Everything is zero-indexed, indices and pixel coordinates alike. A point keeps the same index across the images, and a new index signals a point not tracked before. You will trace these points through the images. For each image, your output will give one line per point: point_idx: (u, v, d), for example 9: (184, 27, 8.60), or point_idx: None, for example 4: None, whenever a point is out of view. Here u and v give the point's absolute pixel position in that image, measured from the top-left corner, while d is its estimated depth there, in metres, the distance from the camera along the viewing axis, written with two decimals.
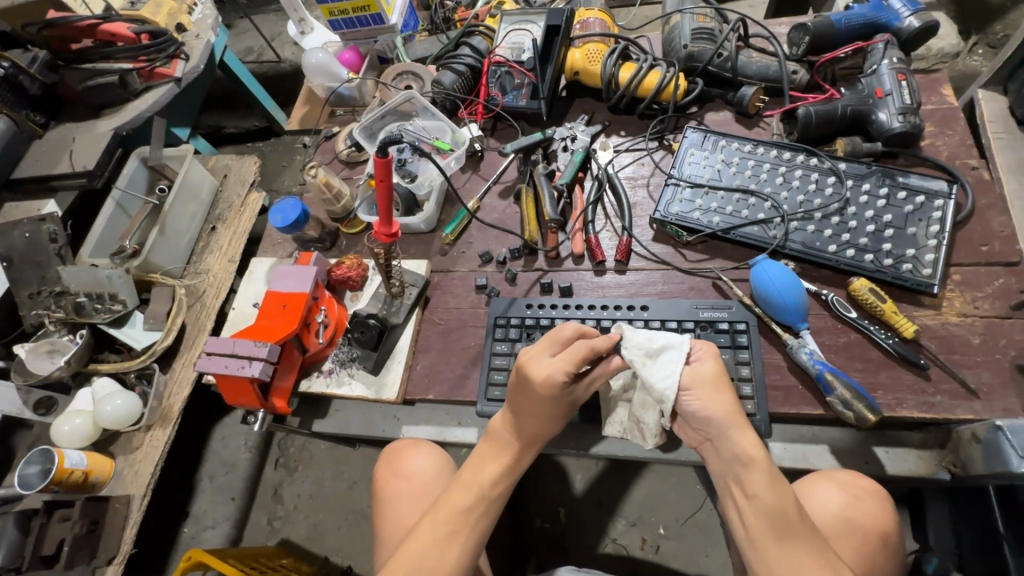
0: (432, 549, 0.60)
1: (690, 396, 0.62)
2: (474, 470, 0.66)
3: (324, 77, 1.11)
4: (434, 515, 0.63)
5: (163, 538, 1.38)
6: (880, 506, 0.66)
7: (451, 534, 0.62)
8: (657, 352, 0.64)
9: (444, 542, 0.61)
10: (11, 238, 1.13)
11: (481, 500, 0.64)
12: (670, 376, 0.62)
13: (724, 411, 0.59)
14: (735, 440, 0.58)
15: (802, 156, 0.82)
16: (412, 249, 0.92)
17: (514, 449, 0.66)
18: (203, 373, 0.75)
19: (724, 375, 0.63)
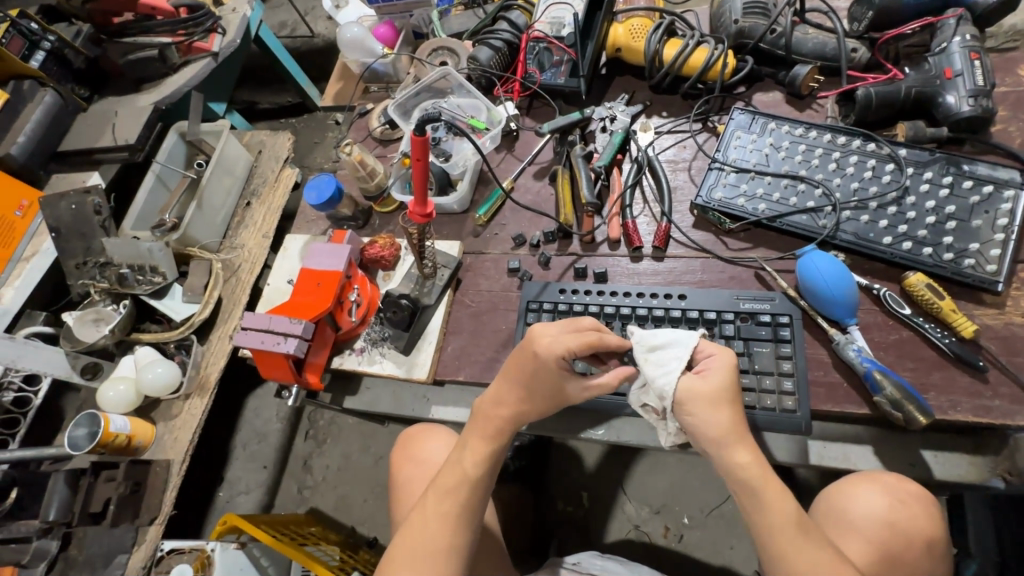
0: (427, 530, 0.64)
1: (687, 406, 0.59)
2: (461, 451, 0.69)
3: (359, 52, 1.08)
4: (432, 498, 0.66)
5: (199, 500, 1.44)
6: (927, 510, 0.63)
7: (443, 514, 0.65)
8: (661, 347, 0.62)
9: (436, 520, 0.64)
10: (58, 209, 1.15)
11: (469, 481, 0.66)
12: (670, 372, 0.60)
13: (715, 428, 0.58)
14: (727, 455, 0.57)
15: (857, 141, 0.77)
16: (445, 230, 0.91)
17: (499, 431, 0.68)
18: (240, 347, 0.76)
19: (729, 390, 0.58)
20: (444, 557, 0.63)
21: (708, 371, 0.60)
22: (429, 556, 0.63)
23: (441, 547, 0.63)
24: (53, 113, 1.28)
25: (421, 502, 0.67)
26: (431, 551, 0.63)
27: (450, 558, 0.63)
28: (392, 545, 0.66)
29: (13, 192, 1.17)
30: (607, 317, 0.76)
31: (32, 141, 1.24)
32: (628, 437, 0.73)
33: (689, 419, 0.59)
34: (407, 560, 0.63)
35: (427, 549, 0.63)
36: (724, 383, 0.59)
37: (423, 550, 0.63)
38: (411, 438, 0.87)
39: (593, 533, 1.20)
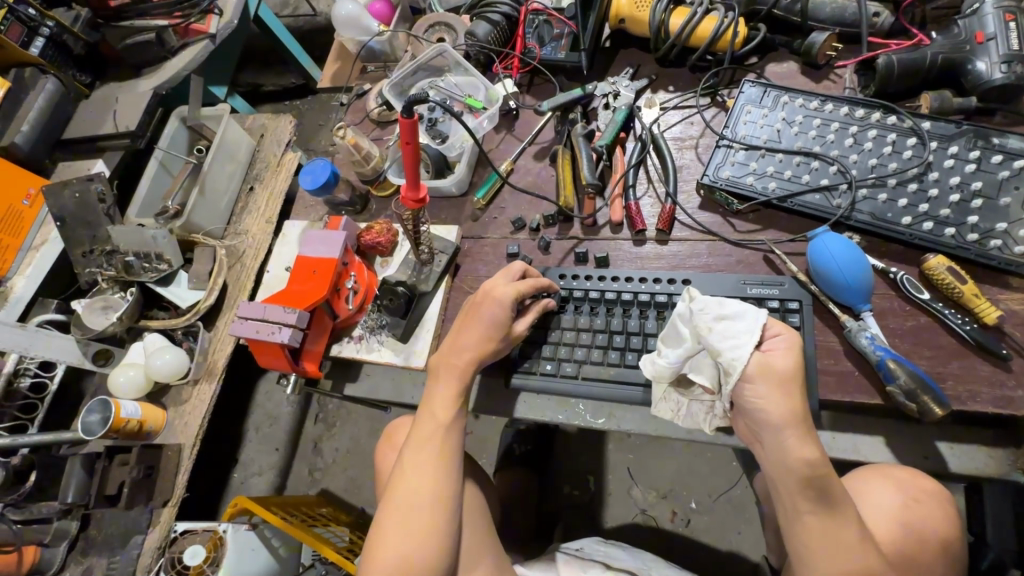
0: (410, 487, 0.65)
1: (755, 385, 0.53)
2: (429, 402, 0.69)
3: (354, 30, 1.04)
4: (410, 454, 0.67)
5: (214, 481, 1.48)
6: (941, 510, 0.61)
7: (421, 467, 0.66)
8: (727, 319, 0.55)
9: (417, 472, 0.66)
10: (62, 198, 1.16)
11: (441, 428, 0.67)
12: (741, 347, 0.53)
13: (784, 411, 0.52)
14: (791, 447, 0.52)
15: (877, 114, 0.72)
16: (443, 214, 0.89)
17: (460, 375, 0.68)
18: (238, 336, 0.76)
19: (801, 372, 0.54)
20: (435, 508, 0.64)
21: (777, 350, 0.54)
22: (420, 511, 0.64)
23: (429, 499, 0.64)
24: (55, 100, 1.28)
25: (399, 460, 0.68)
26: (419, 505, 0.64)
27: (443, 509, 0.64)
28: (383, 504, 0.67)
29: (19, 181, 1.18)
30: (608, 303, 0.73)
31: (36, 129, 1.24)
32: (630, 426, 0.72)
33: (751, 400, 0.54)
34: (402, 517, 0.64)
35: (415, 503, 0.64)
36: (792, 365, 0.53)
37: (415, 504, 0.64)
38: (392, 436, 0.86)
39: (598, 517, 1.20)
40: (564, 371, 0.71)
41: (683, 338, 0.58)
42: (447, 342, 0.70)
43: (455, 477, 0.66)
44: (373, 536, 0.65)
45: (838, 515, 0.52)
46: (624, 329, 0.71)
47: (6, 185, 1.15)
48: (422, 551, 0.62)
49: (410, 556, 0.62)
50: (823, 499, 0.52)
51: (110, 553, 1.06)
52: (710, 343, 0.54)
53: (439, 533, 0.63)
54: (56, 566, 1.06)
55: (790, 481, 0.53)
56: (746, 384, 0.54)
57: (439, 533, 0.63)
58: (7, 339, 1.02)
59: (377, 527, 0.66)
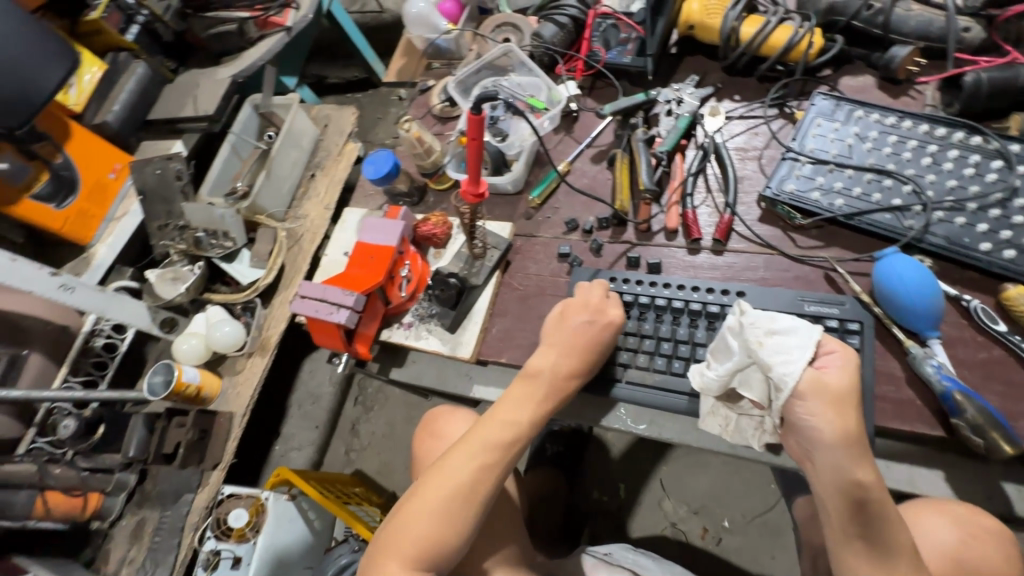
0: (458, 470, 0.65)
1: (806, 402, 0.52)
2: (512, 406, 0.69)
3: (424, 28, 1.10)
4: (467, 443, 0.67)
5: (257, 452, 1.55)
6: (1003, 553, 0.59)
7: (477, 454, 0.66)
8: (779, 333, 0.54)
9: (473, 463, 0.65)
10: (144, 174, 1.25)
11: (514, 431, 0.67)
12: (792, 362, 0.52)
13: (836, 431, 0.51)
14: (845, 467, 0.51)
15: (960, 133, 0.68)
16: (497, 210, 0.91)
17: (549, 390, 0.68)
18: (297, 314, 0.79)
19: (856, 392, 0.52)
20: (475, 500, 0.64)
21: (831, 368, 0.52)
22: (459, 497, 0.64)
23: (475, 491, 0.64)
24: (144, 84, 1.37)
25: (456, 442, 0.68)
26: (461, 492, 0.64)
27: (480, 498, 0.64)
28: (424, 475, 0.66)
29: (107, 156, 1.29)
30: (657, 309, 0.73)
31: (125, 109, 1.33)
32: (670, 435, 0.71)
33: (803, 418, 0.52)
34: (439, 497, 0.64)
35: (459, 490, 0.64)
36: (848, 383, 0.52)
37: (455, 489, 0.64)
38: (434, 420, 0.88)
39: (627, 525, 1.19)
40: (607, 372, 0.72)
41: (732, 351, 0.58)
42: (544, 351, 0.70)
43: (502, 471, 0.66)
44: (403, 505, 0.66)
45: (893, 546, 0.51)
46: (672, 337, 0.71)
47: (95, 160, 1.26)
48: (443, 528, 0.63)
49: (431, 529, 0.63)
50: (878, 525, 0.51)
51: (162, 507, 1.14)
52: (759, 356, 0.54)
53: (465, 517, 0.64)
54: (114, 514, 1.14)
55: (843, 505, 0.52)
56: (797, 401, 0.52)
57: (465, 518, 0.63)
58: (88, 299, 1.10)
59: (409, 496, 0.66)
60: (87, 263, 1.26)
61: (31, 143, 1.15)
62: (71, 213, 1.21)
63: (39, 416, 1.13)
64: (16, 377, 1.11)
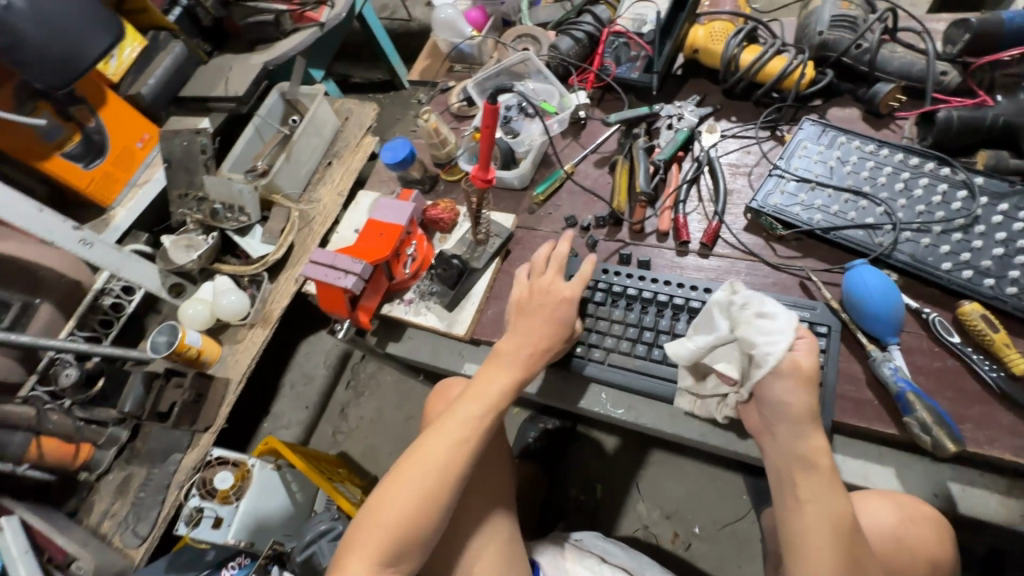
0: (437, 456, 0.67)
1: (782, 379, 0.57)
2: (484, 382, 0.70)
3: (449, 32, 1.17)
4: (439, 428, 0.68)
5: (246, 426, 1.58)
6: (938, 534, 0.62)
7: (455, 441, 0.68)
8: (766, 315, 0.58)
9: (445, 441, 0.67)
10: (173, 144, 1.31)
11: (485, 407, 0.69)
12: (776, 341, 0.57)
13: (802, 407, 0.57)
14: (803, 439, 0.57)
15: (931, 164, 0.75)
16: (503, 203, 0.97)
17: (518, 364, 0.70)
18: (307, 278, 0.84)
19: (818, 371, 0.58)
20: (450, 477, 0.65)
21: (802, 349, 0.58)
22: (433, 475, 0.65)
23: (448, 468, 0.65)
24: (178, 62, 1.44)
25: (429, 429, 0.69)
26: (435, 471, 0.65)
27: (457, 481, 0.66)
28: (403, 456, 0.68)
29: (136, 125, 1.35)
30: (642, 301, 0.78)
31: (160, 83, 1.40)
32: (646, 421, 0.75)
33: (775, 392, 0.57)
34: (414, 475, 0.65)
35: (432, 468, 0.65)
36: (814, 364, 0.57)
37: (429, 469, 0.65)
38: (447, 386, 0.91)
39: (600, 524, 1.22)
40: (592, 356, 0.77)
41: (718, 327, 0.62)
42: (515, 331, 0.73)
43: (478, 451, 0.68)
44: (381, 487, 0.67)
45: (840, 510, 0.54)
46: (654, 327, 0.76)
47: (125, 128, 1.32)
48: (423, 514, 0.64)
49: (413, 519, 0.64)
50: (828, 492, 0.55)
51: (150, 464, 1.17)
52: (746, 338, 0.59)
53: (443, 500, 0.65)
54: (103, 467, 1.17)
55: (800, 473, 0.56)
56: (775, 377, 0.57)
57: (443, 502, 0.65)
58: (104, 257, 1.16)
59: (388, 476, 0.67)
60: (106, 224, 1.30)
61: (69, 105, 1.21)
62: (96, 174, 1.27)
63: (42, 364, 1.17)
64: (26, 322, 1.15)
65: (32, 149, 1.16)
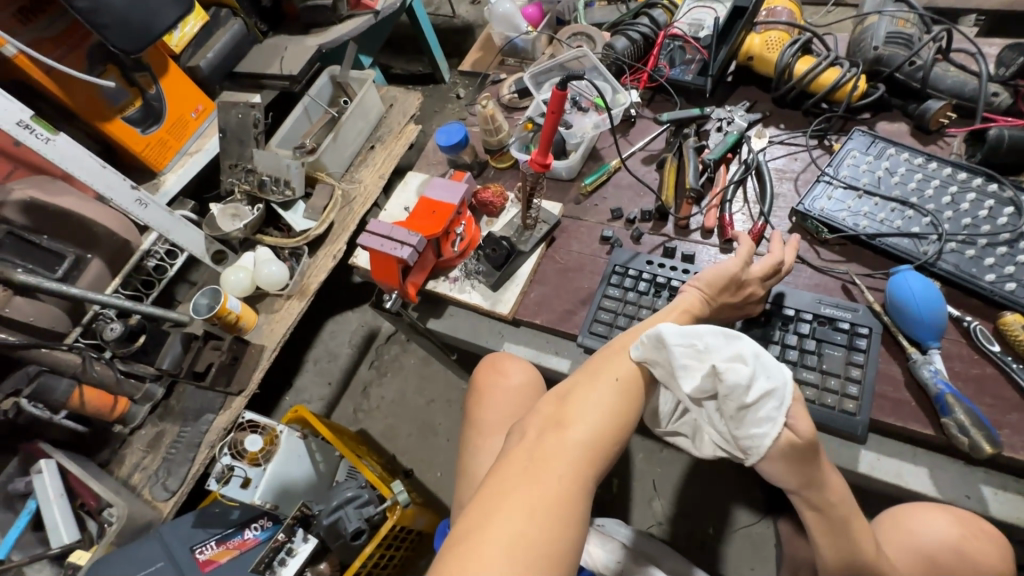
0: (543, 475, 0.53)
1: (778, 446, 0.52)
2: (640, 344, 0.63)
3: (505, 26, 1.20)
4: (595, 385, 0.60)
5: (269, 397, 1.61)
6: (993, 545, 0.66)
7: (568, 460, 0.54)
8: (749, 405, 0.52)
9: (601, 399, 0.58)
10: (228, 116, 1.36)
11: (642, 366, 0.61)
12: (761, 433, 0.52)
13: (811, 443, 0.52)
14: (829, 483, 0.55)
15: (979, 180, 0.77)
16: (550, 192, 1.00)
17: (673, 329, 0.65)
18: (361, 247, 0.87)
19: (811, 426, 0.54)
20: (606, 440, 0.57)
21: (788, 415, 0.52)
22: (590, 438, 0.56)
23: (604, 429, 0.57)
24: (236, 39, 1.49)
25: (581, 387, 0.60)
26: (593, 432, 0.56)
27: (574, 510, 0.52)
28: (551, 415, 0.59)
29: (192, 97, 1.39)
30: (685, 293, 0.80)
31: (217, 57, 1.45)
32: None
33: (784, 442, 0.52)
34: (569, 436, 0.56)
35: (588, 429, 0.56)
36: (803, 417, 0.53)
37: (588, 430, 0.56)
38: (495, 361, 0.92)
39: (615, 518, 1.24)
40: None
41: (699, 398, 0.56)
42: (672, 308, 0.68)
43: (590, 478, 0.55)
44: (525, 449, 0.56)
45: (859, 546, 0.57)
46: None
47: (182, 98, 1.37)
48: (549, 560, 0.48)
49: (523, 564, 0.47)
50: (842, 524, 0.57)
51: (183, 422, 1.21)
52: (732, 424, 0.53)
53: (562, 533, 0.50)
54: (136, 421, 1.21)
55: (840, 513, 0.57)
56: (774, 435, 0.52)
57: (567, 534, 0.50)
58: (155, 218, 1.21)
59: (535, 437, 0.57)
60: (156, 188, 1.35)
61: (134, 71, 1.26)
62: (152, 140, 1.32)
63: (87, 318, 1.22)
64: (76, 276, 1.19)
65: (97, 109, 1.21)
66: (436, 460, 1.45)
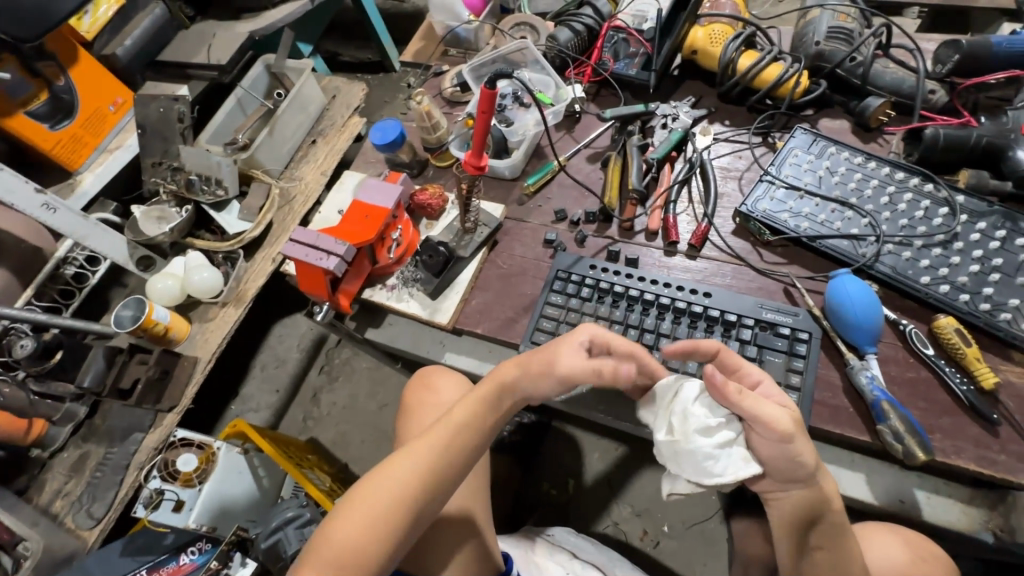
0: (389, 494, 0.60)
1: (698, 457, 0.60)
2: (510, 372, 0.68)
3: (445, 14, 1.13)
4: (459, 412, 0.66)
5: (211, 408, 1.53)
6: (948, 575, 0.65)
7: (416, 482, 0.61)
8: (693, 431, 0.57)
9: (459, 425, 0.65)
10: (149, 110, 1.26)
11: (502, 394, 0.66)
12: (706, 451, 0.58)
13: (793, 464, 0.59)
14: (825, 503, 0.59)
15: (915, 179, 0.76)
16: (493, 191, 0.95)
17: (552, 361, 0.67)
18: (287, 258, 0.81)
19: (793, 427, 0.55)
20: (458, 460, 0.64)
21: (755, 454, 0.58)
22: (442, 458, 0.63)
23: (455, 450, 0.64)
24: (158, 25, 1.37)
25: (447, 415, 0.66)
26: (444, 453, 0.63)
27: (408, 521, 0.60)
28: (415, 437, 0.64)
29: (109, 88, 1.28)
30: (629, 299, 0.78)
31: (136, 45, 1.33)
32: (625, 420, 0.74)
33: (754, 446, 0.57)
34: (422, 460, 0.62)
35: (443, 451, 0.63)
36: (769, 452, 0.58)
37: (441, 452, 0.63)
38: (426, 375, 0.89)
39: (569, 519, 1.21)
40: None
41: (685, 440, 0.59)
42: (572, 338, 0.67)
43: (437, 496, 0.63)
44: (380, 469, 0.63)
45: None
46: (639, 325, 0.76)
47: (97, 89, 1.25)
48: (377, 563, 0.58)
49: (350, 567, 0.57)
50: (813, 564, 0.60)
51: (108, 443, 1.12)
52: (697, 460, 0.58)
53: (394, 535, 0.59)
54: (57, 444, 1.12)
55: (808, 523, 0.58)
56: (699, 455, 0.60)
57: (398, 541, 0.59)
58: (67, 223, 1.09)
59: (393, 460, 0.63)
60: (72, 189, 1.24)
61: (35, 60, 1.14)
62: (64, 136, 1.20)
63: None
64: None
65: None
66: None
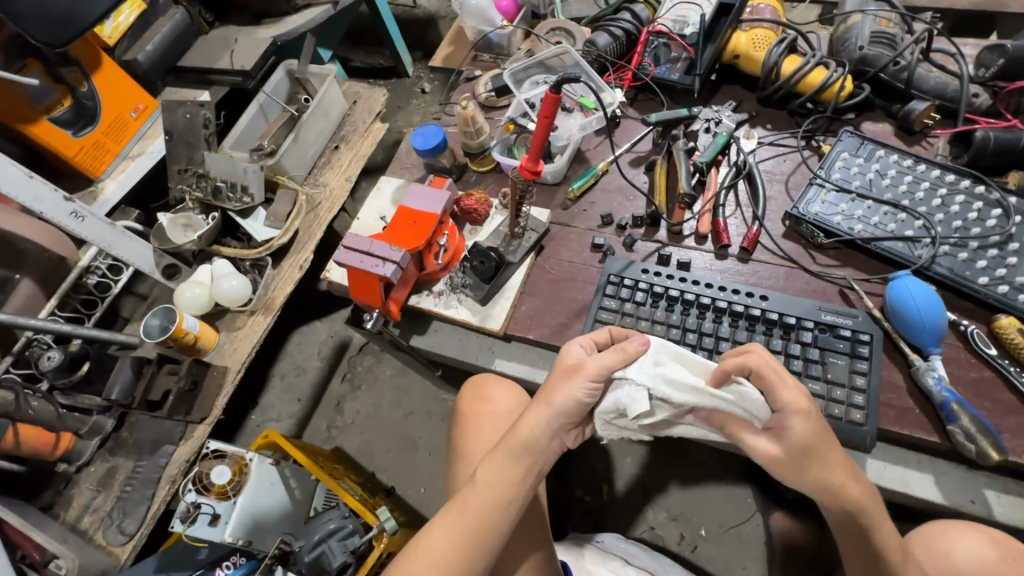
0: (429, 555, 0.59)
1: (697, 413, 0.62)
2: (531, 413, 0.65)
3: (478, 20, 1.13)
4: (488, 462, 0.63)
5: (231, 418, 1.50)
6: None
7: (453, 537, 0.60)
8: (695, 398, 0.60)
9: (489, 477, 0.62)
10: (174, 116, 1.24)
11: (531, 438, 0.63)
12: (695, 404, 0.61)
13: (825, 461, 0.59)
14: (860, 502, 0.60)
15: (966, 182, 0.77)
16: (536, 196, 0.95)
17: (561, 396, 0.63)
18: (337, 265, 0.80)
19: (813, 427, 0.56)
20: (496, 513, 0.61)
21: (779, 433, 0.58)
22: (477, 512, 0.61)
23: (491, 504, 0.61)
24: (179, 30, 1.36)
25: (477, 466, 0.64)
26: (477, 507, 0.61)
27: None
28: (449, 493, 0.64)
29: (131, 94, 1.25)
30: (686, 303, 0.77)
31: (157, 51, 1.31)
32: None
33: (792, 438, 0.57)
34: (459, 517, 0.61)
35: (476, 505, 0.61)
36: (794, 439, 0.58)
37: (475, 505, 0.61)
38: (479, 384, 0.89)
39: (605, 525, 1.21)
40: None
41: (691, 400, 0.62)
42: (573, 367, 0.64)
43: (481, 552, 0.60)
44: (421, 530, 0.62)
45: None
46: (698, 329, 0.76)
47: (119, 95, 1.23)
48: None
49: None
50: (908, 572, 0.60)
51: (137, 456, 1.10)
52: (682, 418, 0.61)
53: None
54: (84, 458, 1.09)
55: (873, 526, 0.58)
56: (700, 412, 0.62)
57: None
58: (94, 230, 1.08)
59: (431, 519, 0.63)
60: (94, 197, 1.21)
61: (60, 66, 1.11)
62: (87, 143, 1.18)
63: (18, 345, 1.09)
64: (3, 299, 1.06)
65: (18, 110, 1.06)
66: (418, 475, 1.39)
